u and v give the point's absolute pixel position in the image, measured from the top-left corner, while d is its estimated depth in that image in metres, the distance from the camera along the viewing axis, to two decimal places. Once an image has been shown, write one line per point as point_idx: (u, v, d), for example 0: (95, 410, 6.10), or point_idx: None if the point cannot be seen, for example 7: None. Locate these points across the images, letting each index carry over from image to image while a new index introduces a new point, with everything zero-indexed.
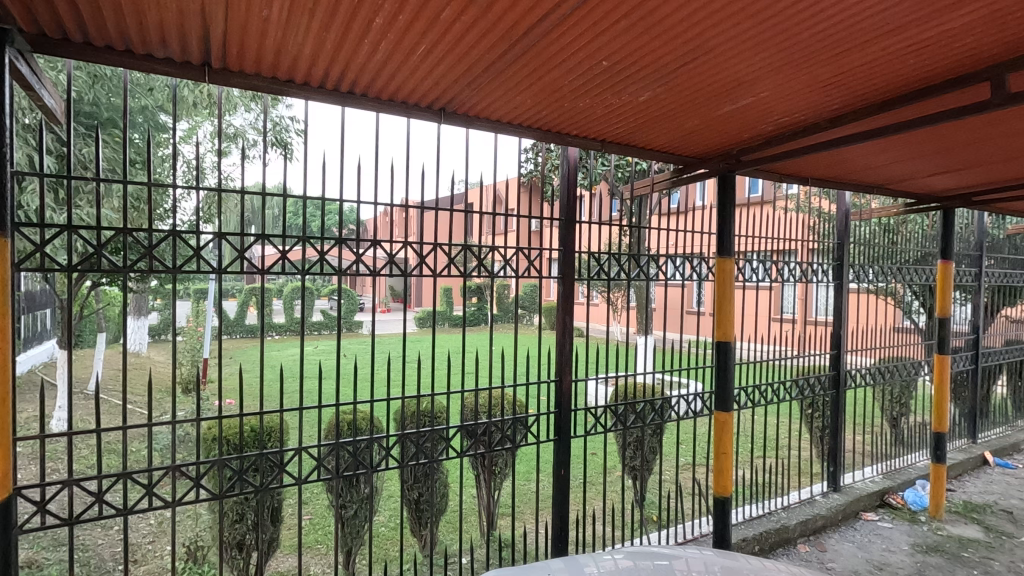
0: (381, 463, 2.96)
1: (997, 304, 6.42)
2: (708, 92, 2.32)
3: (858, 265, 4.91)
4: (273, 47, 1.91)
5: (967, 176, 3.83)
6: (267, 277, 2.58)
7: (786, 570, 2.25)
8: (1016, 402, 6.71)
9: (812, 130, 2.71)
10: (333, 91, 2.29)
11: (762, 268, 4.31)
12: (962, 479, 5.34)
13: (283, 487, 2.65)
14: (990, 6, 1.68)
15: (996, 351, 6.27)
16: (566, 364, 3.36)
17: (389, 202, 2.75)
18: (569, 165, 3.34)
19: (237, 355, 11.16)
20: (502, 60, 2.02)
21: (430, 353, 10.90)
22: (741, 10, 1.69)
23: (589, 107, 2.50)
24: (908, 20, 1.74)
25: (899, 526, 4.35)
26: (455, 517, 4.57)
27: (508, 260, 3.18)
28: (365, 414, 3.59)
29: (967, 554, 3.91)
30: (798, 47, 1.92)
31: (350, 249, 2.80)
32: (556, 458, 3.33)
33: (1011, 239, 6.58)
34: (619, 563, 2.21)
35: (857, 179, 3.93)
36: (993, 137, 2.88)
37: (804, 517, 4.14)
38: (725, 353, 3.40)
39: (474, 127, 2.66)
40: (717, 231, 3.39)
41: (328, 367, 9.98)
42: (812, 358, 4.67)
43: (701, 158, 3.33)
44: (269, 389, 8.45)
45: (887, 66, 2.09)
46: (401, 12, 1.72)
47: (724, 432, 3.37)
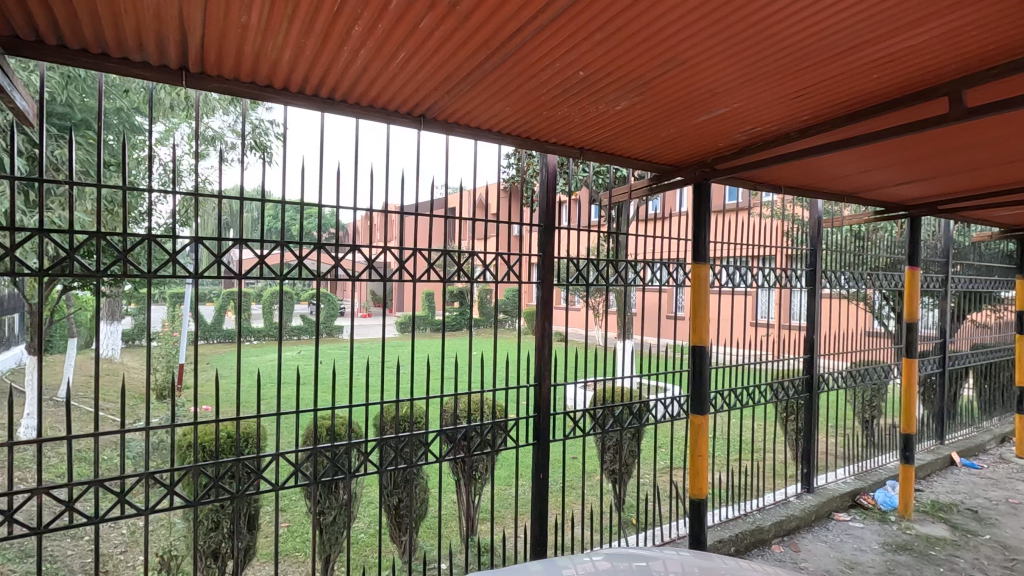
0: (360, 469, 2.93)
1: (963, 309, 6.63)
2: (683, 102, 2.38)
3: (831, 271, 5.04)
4: (251, 52, 1.91)
5: (933, 186, 3.97)
6: (245, 283, 2.56)
7: (761, 569, 2.30)
8: (982, 404, 6.93)
9: (784, 140, 2.79)
10: (313, 97, 2.30)
11: (739, 274, 4.39)
12: (930, 479, 5.48)
13: (260, 493, 2.63)
14: (945, 25, 1.77)
15: (963, 354, 6.47)
16: (545, 369, 3.37)
17: (369, 207, 2.75)
18: (548, 173, 3.38)
19: (214, 359, 11.00)
20: (481, 68, 2.06)
21: (410, 358, 10.88)
22: (713, 25, 1.75)
23: (567, 116, 2.55)
24: (869, 37, 1.82)
25: (870, 525, 4.46)
26: (435, 523, 4.56)
27: (488, 266, 3.20)
28: (344, 419, 3.58)
29: (934, 552, 4.03)
30: (766, 61, 2.00)
31: (329, 253, 2.77)
32: (536, 462, 3.34)
33: (975, 246, 6.81)
34: (598, 565, 2.24)
35: (828, 187, 4.04)
36: (956, 149, 3.00)
37: (779, 517, 4.23)
38: (701, 357, 3.45)
39: (454, 134, 2.68)
40: (693, 237, 3.45)
41: (309, 373, 9.90)
42: (787, 362, 4.76)
43: (677, 166, 3.40)
44: (246, 395, 8.34)
45: (852, 80, 2.17)
46: (379, 21, 1.75)
47: (700, 434, 3.42)
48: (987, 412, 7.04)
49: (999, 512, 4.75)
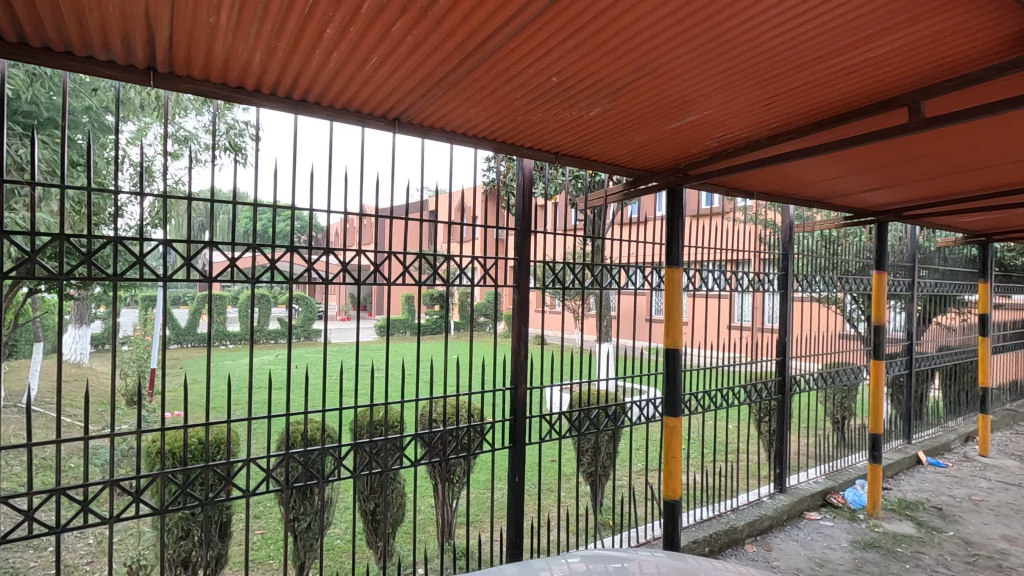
0: (334, 473, 2.90)
1: (929, 312, 6.83)
2: (656, 109, 2.42)
3: (802, 275, 5.15)
4: (221, 53, 1.89)
5: (899, 193, 4.09)
6: (215, 286, 2.52)
7: (733, 568, 2.34)
8: (948, 404, 7.14)
9: (755, 147, 2.85)
10: (285, 99, 2.28)
11: (713, 277, 4.45)
12: (898, 478, 5.63)
13: (230, 499, 2.59)
14: (903, 39, 1.83)
15: (930, 356, 6.66)
16: (521, 371, 3.38)
17: (343, 210, 2.73)
18: (524, 177, 3.39)
19: (187, 364, 10.78)
20: (455, 73, 2.07)
21: (387, 363, 10.81)
22: (682, 34, 1.78)
23: (543, 121, 2.57)
24: (832, 48, 1.87)
25: (840, 524, 4.56)
26: (411, 528, 4.52)
27: (464, 269, 3.19)
28: (319, 423, 3.54)
29: (900, 549, 4.13)
30: (735, 70, 2.04)
31: (302, 256, 2.74)
32: (511, 465, 3.35)
33: (940, 251, 7.03)
34: (573, 566, 2.25)
35: (799, 193, 4.14)
36: (920, 157, 3.09)
37: (752, 517, 4.30)
38: (674, 359, 3.50)
39: (430, 137, 2.69)
40: (667, 241, 3.50)
41: (285, 378, 9.77)
42: (761, 364, 4.84)
43: (652, 172, 3.45)
44: (219, 401, 8.19)
45: (818, 89, 2.23)
46: (352, 23, 1.75)
47: (674, 436, 3.47)
48: (953, 411, 7.26)
49: (963, 509, 4.89)
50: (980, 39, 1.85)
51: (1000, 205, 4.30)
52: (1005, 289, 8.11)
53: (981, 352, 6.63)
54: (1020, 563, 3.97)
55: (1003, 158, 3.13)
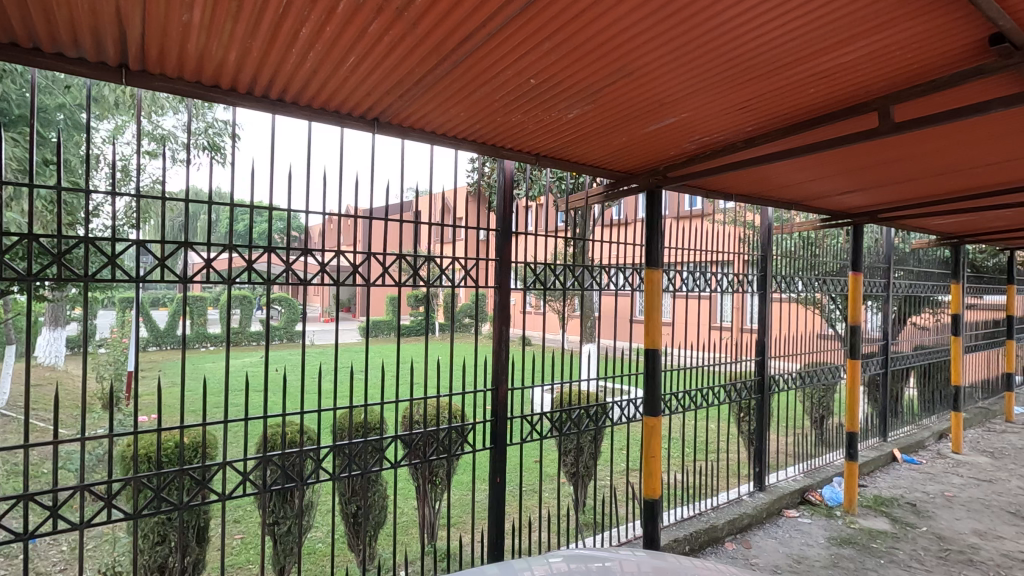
0: (313, 476, 2.87)
1: (905, 312, 6.97)
2: (634, 112, 2.44)
3: (781, 276, 5.22)
4: (195, 51, 1.87)
5: (873, 195, 4.18)
6: (190, 287, 2.48)
7: (713, 567, 2.35)
8: (922, 402, 7.30)
9: (732, 149, 2.89)
10: (262, 99, 2.26)
11: (694, 278, 4.49)
12: (874, 475, 5.74)
13: (205, 503, 2.55)
14: (872, 44, 1.86)
15: (905, 355, 6.80)
16: (502, 372, 3.38)
17: (322, 211, 2.71)
18: (505, 178, 3.40)
19: (164, 367, 10.60)
20: (433, 74, 2.07)
21: (370, 364, 10.76)
22: (657, 37, 1.80)
23: (522, 122, 2.58)
24: (803, 53, 1.91)
25: (818, 521, 4.63)
26: (392, 531, 4.49)
27: (445, 269, 3.18)
28: (298, 425, 3.50)
29: (875, 544, 4.21)
30: (710, 74, 2.07)
31: (280, 256, 2.70)
32: (493, 466, 3.35)
33: (915, 252, 7.19)
34: (555, 566, 2.25)
35: (777, 195, 4.20)
36: (892, 160, 3.15)
37: (732, 516, 4.34)
38: (654, 360, 3.52)
39: (409, 138, 2.68)
40: (646, 242, 3.53)
41: (267, 381, 9.68)
42: (741, 364, 4.90)
43: (632, 174, 3.48)
44: (197, 405, 8.06)
45: (791, 94, 2.27)
46: (328, 23, 1.74)
47: (653, 436, 3.49)
48: (927, 409, 7.42)
49: (935, 505, 5.00)
50: (946, 46, 1.89)
51: (969, 207, 4.41)
52: (976, 290, 8.32)
53: (954, 351, 6.79)
54: (990, 557, 4.07)
55: (972, 161, 3.20)
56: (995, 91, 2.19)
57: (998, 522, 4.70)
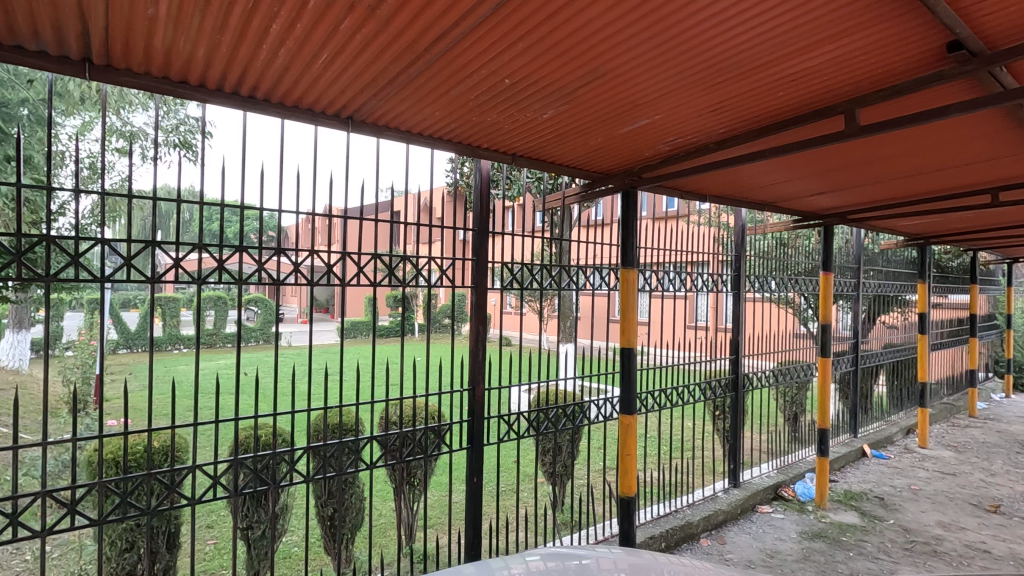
0: (286, 479, 2.83)
1: (874, 311, 7.16)
2: (608, 113, 2.47)
3: (755, 276, 5.32)
4: (161, 46, 1.83)
5: (842, 197, 4.28)
6: (159, 287, 2.43)
7: (689, 563, 2.37)
8: (890, 398, 7.50)
9: (704, 151, 2.93)
10: (233, 95, 2.23)
11: (670, 278, 4.54)
12: (845, 471, 5.88)
13: (174, 508, 2.49)
14: (837, 49, 1.91)
15: (874, 353, 6.99)
16: (479, 371, 3.37)
17: (295, 210, 2.68)
18: (482, 177, 3.40)
19: (134, 370, 10.33)
20: (407, 73, 2.06)
21: (348, 367, 10.65)
22: (627, 39, 1.82)
23: (497, 122, 2.58)
24: (770, 57, 1.95)
25: (790, 516, 4.73)
26: (368, 533, 4.45)
27: (420, 269, 3.16)
28: (271, 427, 3.43)
29: (845, 538, 4.31)
30: (681, 76, 2.10)
31: (251, 256, 2.65)
32: (470, 467, 3.33)
33: (884, 253, 7.39)
34: (533, 565, 2.25)
35: (750, 196, 4.28)
36: (859, 162, 3.23)
37: (706, 512, 4.40)
38: (629, 358, 3.56)
39: (385, 137, 2.66)
40: (621, 243, 3.56)
41: (242, 383, 9.54)
42: (715, 362, 4.97)
43: (608, 174, 3.51)
44: (169, 409, 7.89)
45: (760, 97, 2.31)
46: (298, 19, 1.72)
47: (629, 433, 3.53)
48: (895, 405, 7.63)
49: (903, 498, 5.15)
50: (907, 53, 1.95)
51: (934, 209, 4.54)
52: (942, 289, 8.59)
53: (921, 349, 6.99)
54: (953, 548, 4.19)
55: (935, 164, 3.30)
56: (955, 96, 2.27)
57: (961, 513, 4.85)
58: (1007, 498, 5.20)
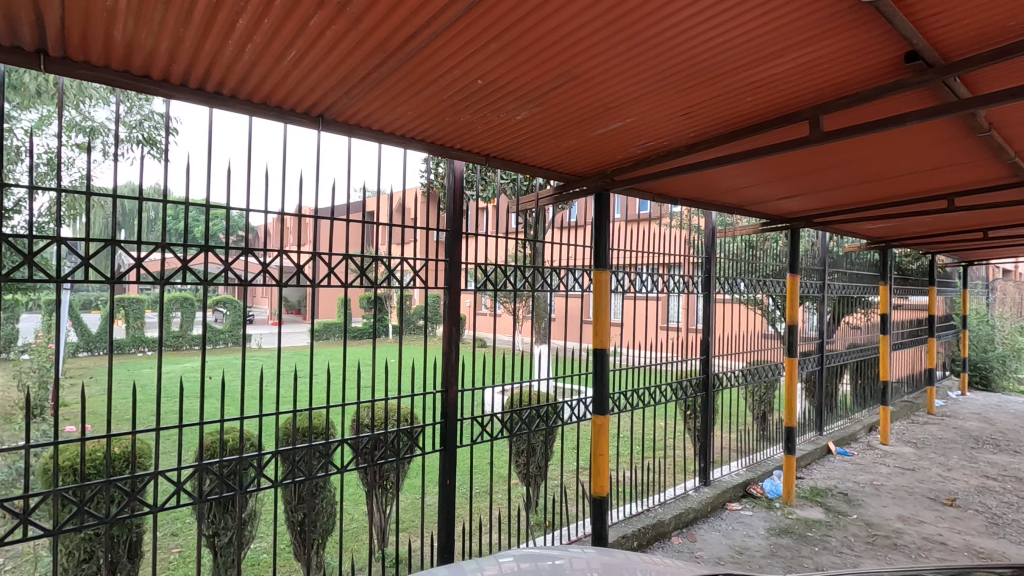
0: (254, 484, 2.77)
1: (839, 312, 7.38)
2: (581, 115, 2.48)
3: (725, 278, 5.43)
4: (122, 39, 1.77)
5: (808, 201, 4.40)
6: (120, 287, 2.34)
7: (661, 562, 2.39)
8: (854, 397, 7.73)
9: (675, 154, 2.97)
10: (198, 91, 2.17)
11: (644, 281, 4.60)
12: (811, 468, 6.03)
13: (135, 516, 2.41)
14: (803, 57, 1.95)
15: (838, 353, 7.20)
16: (452, 373, 3.35)
17: (263, 210, 2.62)
18: (455, 177, 3.38)
19: (96, 374, 9.99)
20: (378, 72, 2.04)
21: (319, 369, 10.49)
22: (600, 42, 1.84)
23: (470, 123, 2.57)
24: (739, 63, 1.99)
25: (758, 513, 4.83)
26: (339, 538, 4.39)
27: (393, 271, 3.12)
28: (238, 431, 3.35)
29: (810, 533, 4.42)
30: (653, 80, 2.13)
31: (217, 255, 2.59)
32: (443, 469, 3.31)
33: (847, 256, 7.62)
34: (507, 566, 2.25)
35: (721, 199, 4.36)
36: (823, 167, 3.32)
37: (677, 511, 4.46)
38: (602, 360, 3.59)
39: (356, 136, 2.63)
40: (594, 244, 3.58)
41: (210, 387, 9.30)
42: (686, 362, 5.04)
43: (582, 176, 3.53)
44: (132, 414, 7.65)
45: (728, 102, 2.36)
46: (265, 15, 1.69)
47: (602, 434, 3.56)
48: (859, 404, 7.86)
49: (865, 493, 5.31)
50: (868, 61, 2.01)
51: (894, 213, 4.70)
52: (902, 291, 8.91)
53: (882, 349, 7.23)
54: (912, 540, 4.34)
55: (895, 171, 3.42)
56: (913, 104, 2.35)
57: (920, 507, 5.03)
58: (963, 492, 5.41)
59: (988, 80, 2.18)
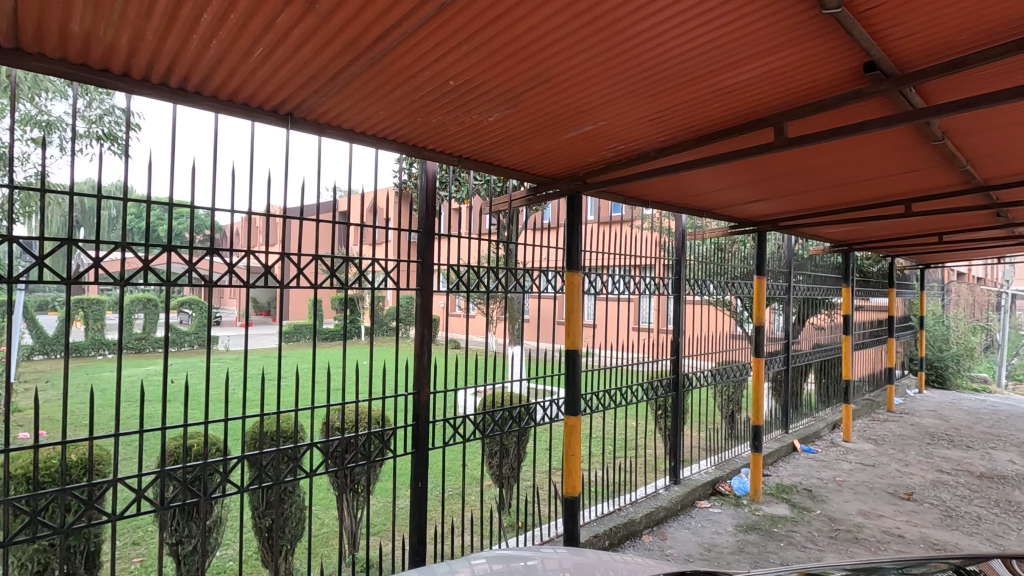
0: (218, 490, 2.69)
1: (804, 313, 7.58)
2: (553, 118, 2.50)
3: (695, 279, 5.52)
4: (78, 30, 1.71)
5: (774, 205, 4.52)
6: (76, 288, 2.25)
7: (631, 560, 2.42)
8: (819, 395, 7.96)
9: (646, 158, 3.01)
10: (161, 87, 2.11)
11: (617, 282, 4.64)
12: (777, 465, 6.19)
13: (93, 525, 2.32)
14: (768, 65, 2.00)
15: (803, 353, 7.41)
16: (425, 375, 3.33)
17: (229, 209, 2.55)
18: (428, 177, 3.36)
19: (53, 379, 9.63)
20: (349, 71, 2.01)
21: (289, 372, 10.31)
22: (571, 46, 1.85)
23: (442, 124, 2.56)
24: (706, 70, 2.03)
25: (726, 510, 4.93)
26: (308, 544, 4.32)
27: (364, 271, 3.07)
28: (204, 436, 3.26)
29: (776, 529, 4.53)
30: (623, 84, 2.15)
31: (181, 255, 2.51)
32: (414, 472, 3.29)
33: (812, 258, 7.84)
34: (479, 568, 2.24)
35: (691, 203, 4.44)
36: (789, 173, 3.41)
37: (648, 509, 4.52)
38: (574, 361, 3.61)
39: (327, 135, 2.59)
40: (566, 246, 3.59)
41: (174, 391, 9.05)
42: (658, 363, 5.10)
43: (554, 178, 3.54)
44: (91, 420, 7.39)
45: (697, 107, 2.41)
46: (231, 10, 1.66)
47: (574, 434, 3.58)
48: (823, 402, 8.10)
49: (828, 489, 5.47)
50: (830, 70, 2.07)
51: (856, 218, 4.86)
52: (864, 292, 9.21)
53: (845, 349, 7.47)
54: (872, 534, 4.49)
55: (855, 177, 3.54)
56: (872, 112, 2.43)
57: (880, 502, 5.20)
58: (920, 486, 5.63)
59: (942, 90, 2.27)
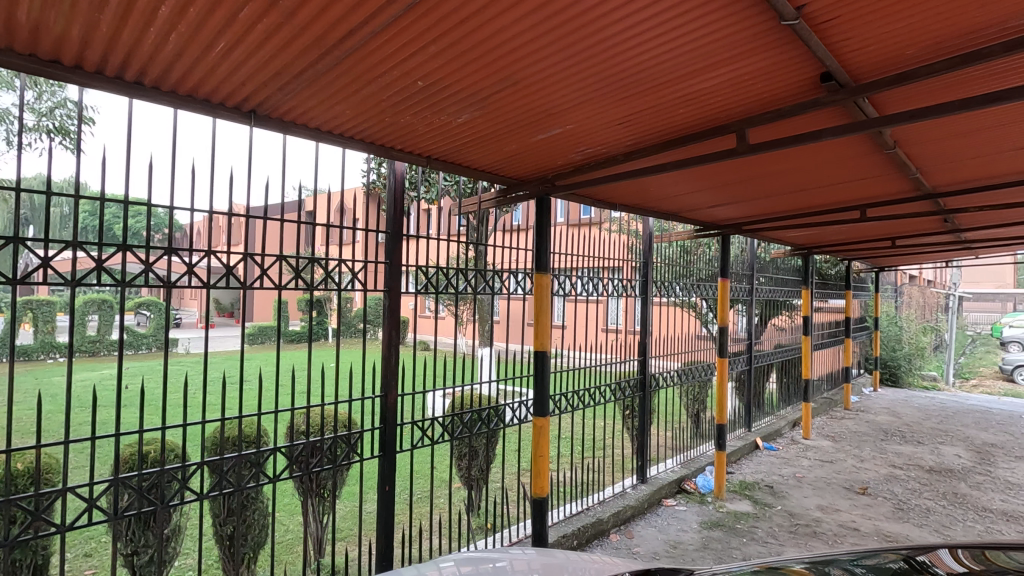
0: (176, 497, 2.61)
1: (766, 314, 7.80)
2: (522, 120, 2.51)
3: (662, 282, 5.62)
4: (26, 20, 1.63)
5: (737, 209, 4.64)
6: (23, 289, 2.15)
7: (598, 558, 2.44)
8: (780, 394, 8.21)
9: (613, 161, 3.06)
10: (117, 80, 2.03)
11: (585, 283, 4.68)
12: (740, 463, 6.34)
13: (40, 538, 2.21)
14: (731, 73, 2.06)
15: (765, 353, 7.62)
16: (392, 378, 3.29)
17: (188, 208, 2.47)
18: (396, 178, 3.32)
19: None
20: (314, 69, 1.98)
21: (253, 375, 10.05)
22: (538, 50, 1.86)
23: (411, 124, 2.54)
24: (670, 76, 2.07)
25: (691, 508, 5.02)
26: (272, 552, 4.21)
27: (329, 272, 3.02)
28: (161, 442, 3.15)
29: (739, 525, 4.65)
30: (591, 88, 2.18)
31: (137, 254, 2.42)
32: (381, 474, 3.25)
33: (773, 261, 8.08)
34: (446, 570, 2.23)
35: (657, 206, 4.51)
36: (751, 178, 3.51)
37: (616, 509, 4.58)
38: (543, 361, 3.63)
39: (291, 133, 2.54)
40: (535, 248, 3.61)
41: (131, 395, 8.72)
42: (625, 364, 5.17)
43: (523, 180, 3.56)
44: (40, 427, 7.04)
45: (662, 113, 2.46)
46: (190, 4, 1.62)
47: (542, 435, 3.61)
48: (784, 401, 8.35)
49: (789, 485, 5.64)
50: (788, 79, 2.14)
51: (814, 222, 5.03)
52: (823, 294, 9.53)
53: (804, 349, 7.71)
54: (829, 528, 4.65)
55: (813, 183, 3.67)
56: (827, 121, 2.52)
57: (837, 496, 5.39)
58: (874, 481, 5.85)
59: (892, 101, 2.37)
